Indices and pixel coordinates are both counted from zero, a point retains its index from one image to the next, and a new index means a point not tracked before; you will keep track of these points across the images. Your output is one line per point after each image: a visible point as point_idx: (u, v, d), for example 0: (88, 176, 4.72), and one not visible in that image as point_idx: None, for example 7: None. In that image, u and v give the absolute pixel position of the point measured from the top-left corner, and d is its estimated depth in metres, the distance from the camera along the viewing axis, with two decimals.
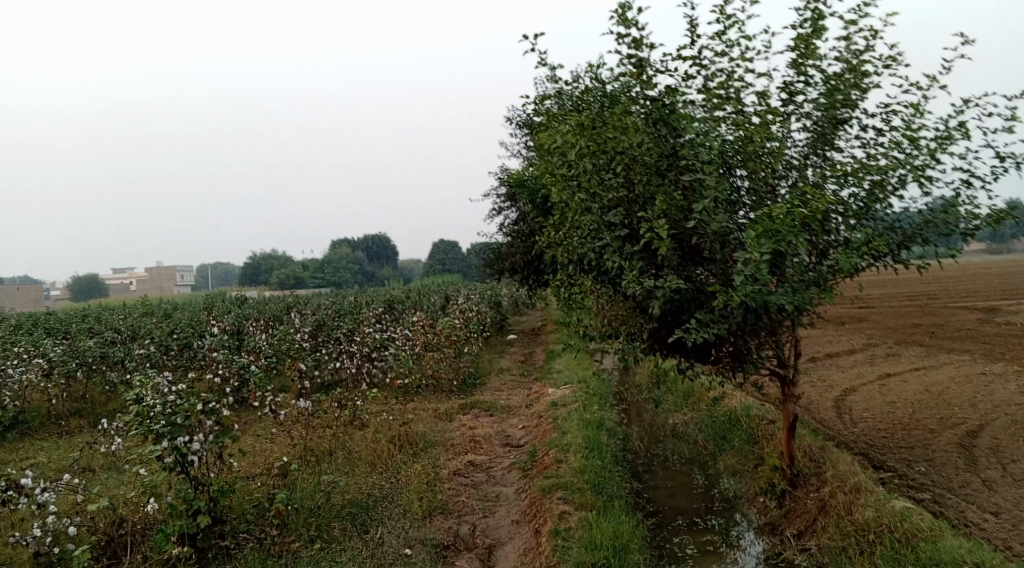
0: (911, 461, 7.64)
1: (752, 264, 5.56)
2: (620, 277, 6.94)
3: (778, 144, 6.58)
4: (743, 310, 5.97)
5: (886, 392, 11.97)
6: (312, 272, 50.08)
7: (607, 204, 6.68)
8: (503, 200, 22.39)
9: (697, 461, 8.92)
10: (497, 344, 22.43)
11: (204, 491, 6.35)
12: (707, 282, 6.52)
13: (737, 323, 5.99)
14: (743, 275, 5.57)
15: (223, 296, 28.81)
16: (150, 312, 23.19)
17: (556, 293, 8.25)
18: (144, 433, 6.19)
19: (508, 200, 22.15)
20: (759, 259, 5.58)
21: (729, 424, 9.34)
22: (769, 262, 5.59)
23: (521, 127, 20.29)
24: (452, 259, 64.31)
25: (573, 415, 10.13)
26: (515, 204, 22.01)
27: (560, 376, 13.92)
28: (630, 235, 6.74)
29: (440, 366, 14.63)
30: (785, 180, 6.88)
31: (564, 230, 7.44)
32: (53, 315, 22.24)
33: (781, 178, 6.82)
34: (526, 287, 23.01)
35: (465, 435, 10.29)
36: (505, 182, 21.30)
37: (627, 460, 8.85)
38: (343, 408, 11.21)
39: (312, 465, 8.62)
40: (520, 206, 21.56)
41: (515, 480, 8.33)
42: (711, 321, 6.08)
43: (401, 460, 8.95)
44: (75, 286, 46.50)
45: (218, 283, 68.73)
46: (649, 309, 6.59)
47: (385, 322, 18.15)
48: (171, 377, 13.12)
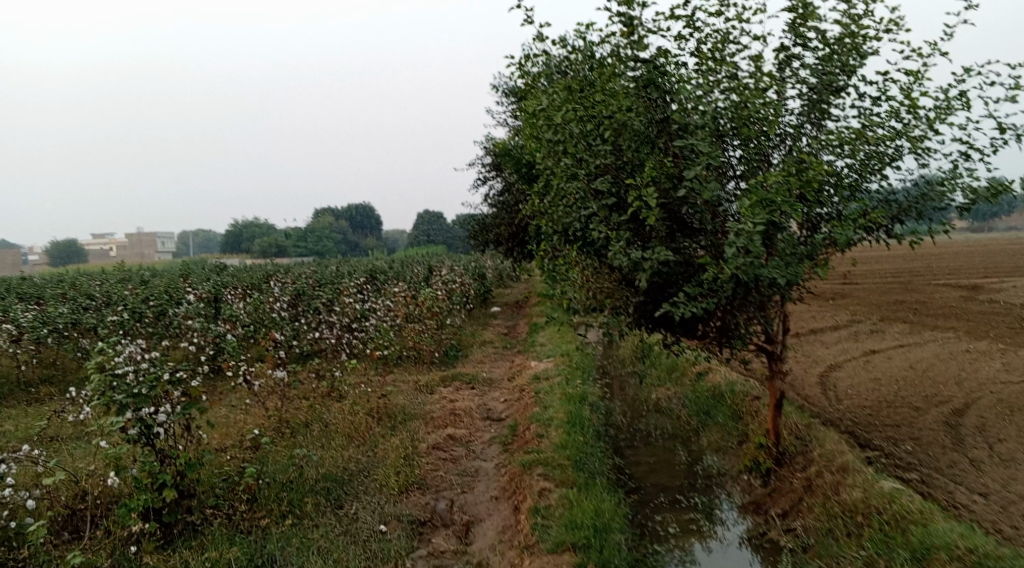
0: (897, 440, 7.53)
1: (745, 236, 5.33)
2: (606, 248, 6.70)
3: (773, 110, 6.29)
4: (734, 283, 5.75)
5: (871, 369, 11.87)
6: (295, 241, 49.54)
7: (594, 171, 6.41)
8: (488, 169, 22.04)
9: (680, 437, 8.78)
10: (481, 315, 22.23)
11: (171, 465, 6.10)
12: (696, 255, 6.30)
13: (727, 297, 5.77)
14: (736, 248, 5.35)
15: (203, 264, 28.37)
16: (127, 278, 22.76)
17: (541, 263, 8.01)
18: (105, 404, 5.91)
19: (493, 169, 21.80)
20: (752, 231, 5.34)
21: (713, 399, 9.20)
22: (763, 234, 5.37)
23: (508, 95, 19.88)
24: (437, 230, 63.83)
25: (556, 389, 9.96)
26: (500, 174, 21.66)
27: (543, 349, 13.74)
28: (617, 205, 6.49)
29: (421, 337, 14.40)
30: (779, 149, 6.61)
31: (549, 198, 7.17)
32: (27, 281, 21.78)
33: (775, 147, 6.56)
34: (511, 258, 22.77)
35: (445, 407, 10.09)
36: (490, 151, 20.92)
37: (609, 435, 8.69)
38: (321, 379, 10.97)
39: (287, 438, 8.39)
40: (505, 176, 21.21)
41: (495, 455, 8.16)
42: (700, 295, 5.86)
43: (378, 433, 8.74)
44: (53, 251, 45.73)
45: (200, 250, 67.92)
46: (635, 282, 6.37)
47: (366, 293, 17.86)
48: (145, 345, 12.81)
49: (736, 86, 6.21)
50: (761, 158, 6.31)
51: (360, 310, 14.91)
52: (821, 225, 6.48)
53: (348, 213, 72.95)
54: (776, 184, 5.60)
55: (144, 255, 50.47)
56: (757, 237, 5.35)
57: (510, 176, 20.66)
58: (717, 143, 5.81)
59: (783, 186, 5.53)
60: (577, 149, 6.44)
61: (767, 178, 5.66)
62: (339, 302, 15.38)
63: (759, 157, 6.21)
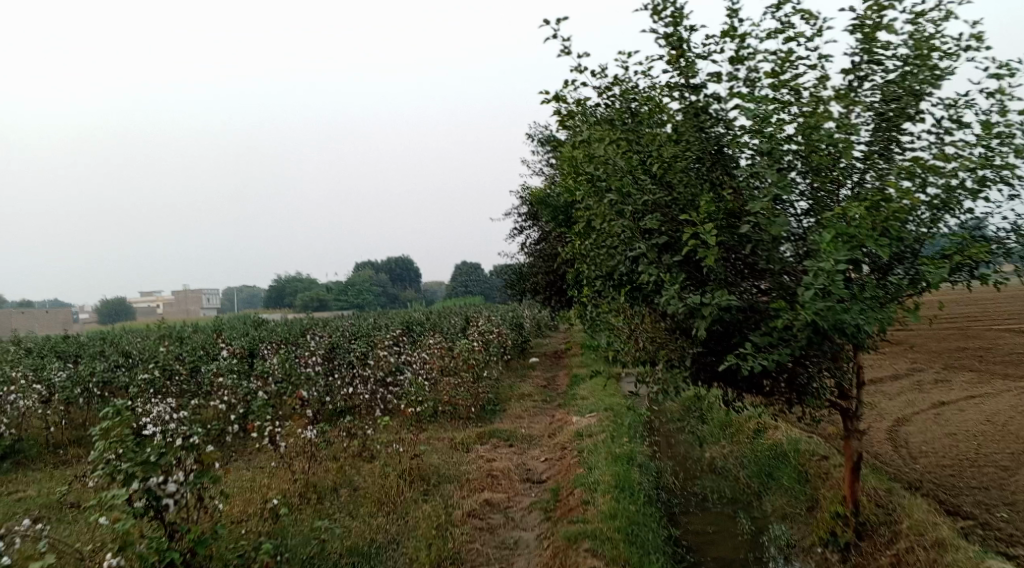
0: (991, 505, 6.67)
1: (823, 277, 4.72)
2: (655, 294, 6.10)
3: (843, 137, 5.69)
4: (809, 331, 5.11)
5: (943, 422, 10.92)
6: (335, 295, 49.79)
7: (640, 208, 5.89)
8: (524, 218, 21.67)
9: (740, 502, 8.00)
10: (519, 367, 21.61)
11: (181, 541, 5.57)
12: (761, 299, 5.69)
13: (803, 346, 5.14)
14: (814, 291, 4.74)
15: (242, 319, 28.40)
16: (165, 335, 22.70)
17: (582, 313, 7.45)
18: (110, 475, 5.42)
19: (529, 218, 21.45)
20: (831, 270, 4.72)
21: (775, 458, 8.42)
22: (844, 274, 4.77)
23: (542, 143, 19.67)
24: (475, 281, 63.72)
25: (601, 447, 9.27)
26: (536, 222, 21.31)
27: (584, 403, 13.06)
28: (668, 244, 5.95)
29: (457, 392, 13.83)
30: (851, 180, 5.97)
31: (590, 241, 6.64)
32: (69, 340, 21.88)
33: (845, 178, 5.93)
34: (548, 307, 22.23)
35: (482, 468, 9.45)
36: (526, 200, 20.64)
37: (661, 500, 7.96)
38: (352, 438, 10.45)
39: (313, 504, 7.83)
40: (541, 224, 20.85)
41: (536, 523, 7.48)
42: (771, 345, 5.23)
43: (410, 498, 8.14)
44: (100, 309, 46.58)
45: (242, 305, 68.72)
46: (692, 330, 5.76)
47: (401, 346, 17.42)
48: (174, 404, 12.45)
49: (800, 111, 5.67)
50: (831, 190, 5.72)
51: (394, 363, 14.44)
52: (899, 263, 5.84)
53: (386, 265, 73.37)
54: (856, 217, 5.02)
55: (189, 310, 51.29)
56: (837, 278, 4.73)
57: (546, 225, 20.26)
58: (785, 171, 5.25)
59: (865, 219, 4.94)
60: (623, 184, 5.93)
61: (845, 209, 5.07)
62: (372, 355, 14.94)
63: (828, 188, 5.62)
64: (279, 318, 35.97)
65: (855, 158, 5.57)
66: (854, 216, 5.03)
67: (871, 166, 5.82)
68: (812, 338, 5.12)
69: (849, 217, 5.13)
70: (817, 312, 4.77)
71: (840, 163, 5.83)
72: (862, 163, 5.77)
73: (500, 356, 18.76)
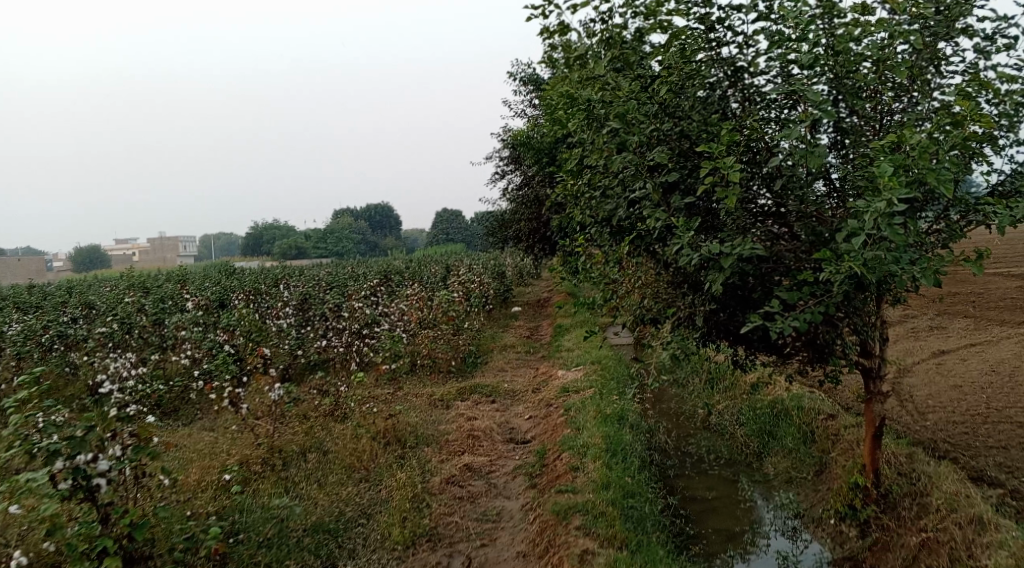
0: (1016, 469, 6.12)
1: (873, 219, 3.98)
2: (660, 241, 5.36)
3: (885, 55, 4.88)
4: (845, 284, 4.39)
5: (946, 373, 10.38)
6: (314, 243, 48.74)
7: (644, 140, 5.18)
8: (506, 163, 20.77)
9: (739, 464, 7.45)
10: (501, 317, 20.97)
11: (115, 526, 4.86)
12: (782, 247, 4.98)
13: (838, 302, 4.45)
14: (861, 237, 4.01)
15: (217, 266, 27.45)
16: (133, 283, 21.76)
17: (570, 261, 6.70)
18: (28, 454, 4.67)
19: (511, 163, 20.54)
20: (877, 212, 3.98)
21: (776, 417, 7.84)
22: (898, 217, 4.04)
23: (525, 82, 18.63)
24: (457, 228, 62.69)
25: (590, 405, 8.65)
26: (519, 166, 20.39)
27: (570, 355, 12.43)
28: (675, 185, 5.24)
29: (437, 344, 13.12)
30: (894, 107, 5.17)
31: (583, 181, 5.84)
32: (33, 290, 20.92)
33: (887, 105, 5.14)
34: (532, 255, 21.48)
35: (461, 427, 8.80)
36: (508, 142, 19.68)
37: (655, 462, 7.37)
38: (324, 395, 9.74)
39: (277, 472, 7.17)
40: (524, 168, 19.94)
41: (521, 491, 6.87)
42: (801, 300, 4.54)
43: (384, 462, 7.49)
44: (74, 258, 45.37)
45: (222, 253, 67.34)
46: (704, 281, 5.03)
47: (379, 296, 16.67)
48: (133, 359, 11.65)
49: (837, 25, 4.85)
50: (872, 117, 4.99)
51: (370, 314, 13.69)
52: (936, 205, 5.14)
53: (366, 212, 71.95)
54: (913, 146, 4.30)
55: (166, 257, 50.21)
56: (891, 221, 4.01)
57: (529, 169, 19.39)
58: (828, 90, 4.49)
59: (922, 148, 4.22)
60: (627, 111, 5.18)
61: (897, 137, 4.35)
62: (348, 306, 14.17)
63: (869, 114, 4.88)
64: (257, 266, 35.05)
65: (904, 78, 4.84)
66: (907, 144, 4.30)
67: (914, 89, 5.07)
68: (849, 291, 4.42)
69: (899, 146, 4.41)
70: (862, 264, 4.05)
71: (881, 85, 5.02)
72: (906, 85, 5.02)
73: (482, 306, 18.08)
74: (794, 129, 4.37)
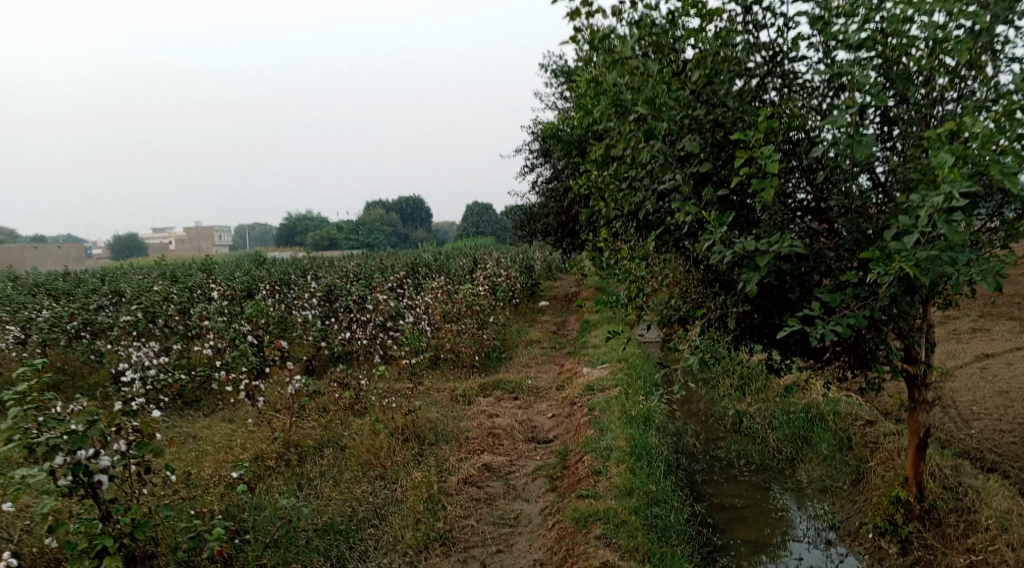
0: None
1: (927, 216, 3.65)
2: (690, 236, 5.06)
3: (943, 35, 4.45)
4: (893, 286, 4.06)
5: (991, 377, 9.86)
6: (345, 234, 48.92)
7: (674, 127, 4.88)
8: (535, 155, 20.43)
9: (770, 470, 7.12)
10: (527, 311, 20.68)
11: (117, 524, 4.71)
12: (822, 244, 4.65)
13: (884, 305, 4.12)
14: (914, 234, 3.67)
15: (249, 256, 27.60)
16: (163, 272, 21.88)
17: (595, 256, 6.41)
18: (29, 449, 4.53)
19: (541, 155, 20.20)
20: (932, 207, 3.64)
21: (810, 422, 7.49)
22: (955, 213, 3.69)
23: (556, 73, 18.26)
24: (487, 221, 62.51)
25: (614, 405, 8.36)
26: (549, 158, 20.05)
27: (597, 352, 12.12)
28: (707, 176, 4.92)
29: (461, 338, 12.90)
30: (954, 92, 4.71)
31: (610, 172, 5.54)
32: (67, 277, 21.15)
33: (948, 91, 4.68)
34: (560, 248, 21.15)
35: (481, 424, 8.57)
36: (538, 134, 19.35)
37: (681, 467, 7.07)
38: (344, 388, 9.58)
39: (292, 468, 7.00)
40: (554, 160, 19.60)
41: (540, 494, 6.62)
42: (843, 301, 4.22)
43: (401, 460, 7.28)
44: (112, 246, 46.13)
45: (254, 243, 67.98)
46: (736, 279, 4.73)
47: (405, 288, 16.50)
48: (156, 348, 11.61)
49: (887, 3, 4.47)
50: (924, 104, 4.60)
51: (393, 306, 13.52)
52: (992, 200, 4.75)
53: (397, 204, 72.11)
54: (972, 135, 3.94)
55: (201, 246, 50.80)
56: (945, 218, 3.66)
57: (559, 162, 19.03)
58: (877, 71, 4.14)
59: (983, 135, 3.85)
60: (657, 94, 4.88)
61: (956, 125, 3.98)
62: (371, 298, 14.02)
63: (922, 99, 4.50)
64: (288, 255, 35.19)
65: (962, 61, 4.44)
66: (966, 131, 3.94)
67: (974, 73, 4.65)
68: (896, 293, 4.09)
69: (957, 135, 4.04)
70: (914, 263, 3.72)
71: (940, 69, 4.59)
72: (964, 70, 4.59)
73: (508, 299, 17.81)
74: (840, 112, 4.03)
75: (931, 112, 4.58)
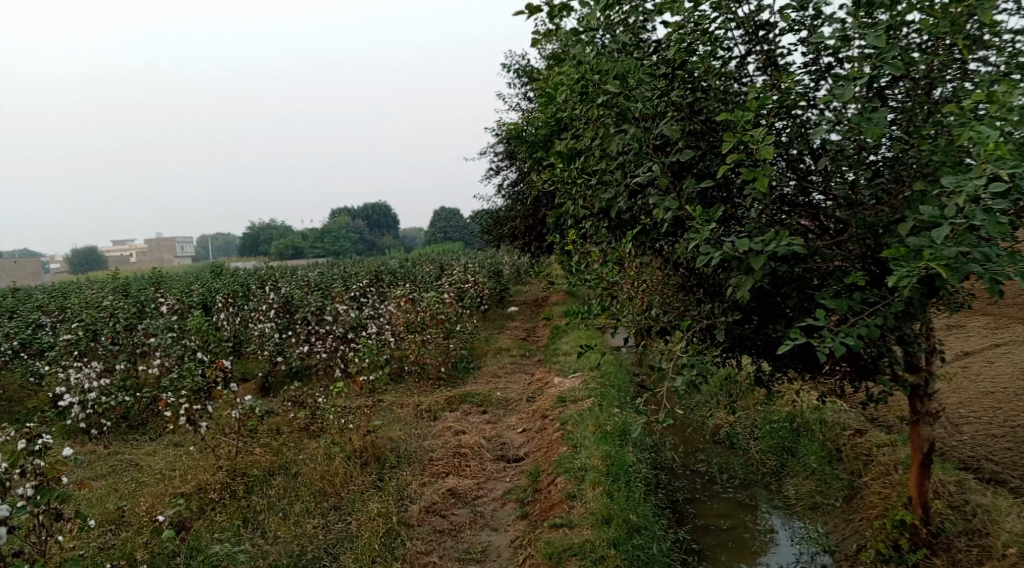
0: None
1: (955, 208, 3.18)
2: (670, 234, 4.59)
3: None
4: (907, 291, 3.61)
5: (974, 377, 9.52)
6: (311, 242, 48.00)
7: (650, 110, 4.40)
8: (501, 157, 19.94)
9: (756, 485, 6.67)
10: (495, 318, 20.14)
11: None
12: (818, 242, 4.19)
13: (895, 311, 3.67)
14: (938, 230, 3.22)
15: (209, 267, 26.65)
16: (116, 287, 20.90)
17: (563, 260, 5.90)
18: None
19: (506, 158, 19.70)
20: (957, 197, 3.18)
21: (796, 431, 7.04)
22: (984, 203, 3.23)
23: (520, 73, 17.79)
24: (455, 226, 61.86)
25: (588, 418, 7.86)
26: (514, 160, 19.54)
27: (568, 360, 11.63)
28: (687, 167, 4.47)
29: (425, 349, 12.31)
30: (966, 66, 4.07)
31: (577, 167, 5.04)
32: (14, 293, 20.13)
33: (959, 65, 4.06)
34: (528, 252, 20.65)
35: (446, 443, 7.98)
36: (503, 136, 18.86)
37: (661, 485, 6.59)
38: (299, 408, 8.94)
39: (238, 501, 6.38)
40: (519, 163, 19.12)
41: (510, 521, 6.09)
42: (849, 307, 3.76)
43: (358, 488, 6.69)
44: (71, 259, 44.67)
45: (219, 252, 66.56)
46: (725, 283, 4.26)
47: (368, 298, 15.86)
48: (99, 369, 10.83)
49: None
50: (933, 77, 3.98)
51: (353, 317, 12.87)
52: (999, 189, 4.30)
53: (364, 211, 71.17)
54: (994, 112, 3.48)
55: (163, 258, 49.47)
56: (970, 212, 3.21)
57: (524, 164, 18.54)
58: (885, 36, 3.69)
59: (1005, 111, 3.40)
60: (629, 71, 4.39)
61: (973, 100, 3.51)
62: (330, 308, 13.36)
63: (939, 73, 3.99)
64: (251, 265, 34.31)
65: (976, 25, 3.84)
66: (985, 108, 3.48)
67: (988, 43, 4.05)
68: (908, 297, 3.64)
69: (975, 111, 3.57)
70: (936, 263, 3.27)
71: (952, 38, 3.96)
72: (979, 38, 3.98)
73: (475, 306, 17.26)
74: (847, 83, 3.56)
75: (947, 88, 4.04)
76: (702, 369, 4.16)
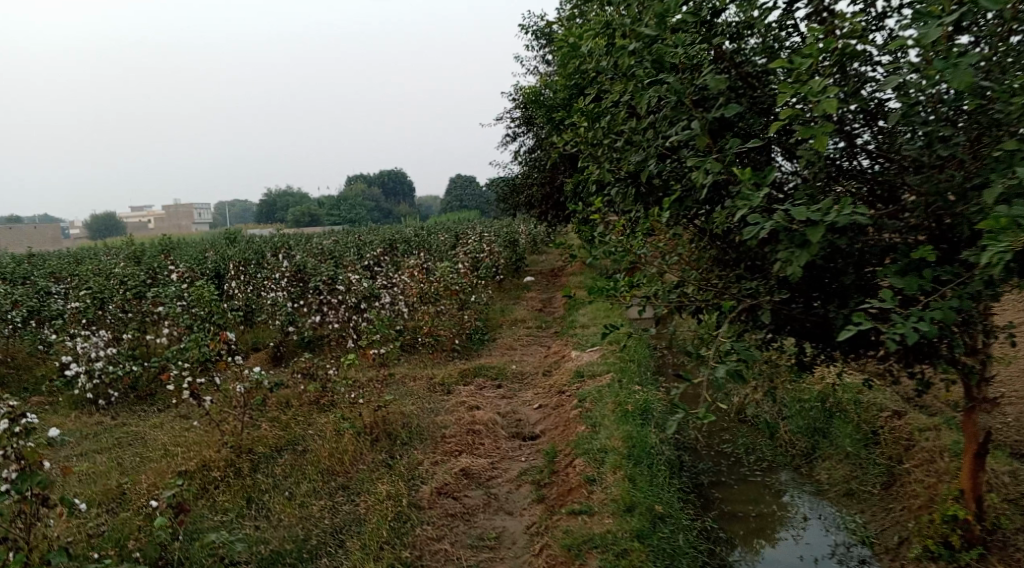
0: None
1: None
2: (707, 201, 4.19)
3: None
4: (983, 268, 3.21)
5: None
6: (326, 210, 47.74)
7: (689, 60, 3.97)
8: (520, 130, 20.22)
9: (785, 468, 6.32)
10: (510, 288, 19.80)
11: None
12: (875, 211, 3.79)
13: (966, 290, 3.30)
14: None
15: (223, 234, 26.36)
16: (127, 253, 20.66)
17: (584, 229, 5.51)
18: None
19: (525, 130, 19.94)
20: None
21: (828, 411, 6.67)
22: None
23: (539, 36, 17.19)
24: (471, 194, 61.34)
25: (607, 395, 7.51)
26: (531, 126, 19.01)
27: (585, 333, 11.29)
28: (729, 126, 4.05)
29: (439, 320, 11.99)
30: None
31: (604, 125, 4.63)
32: (27, 258, 19.98)
33: None
34: (545, 220, 20.20)
35: (460, 419, 7.63)
36: (520, 100, 18.31)
37: (686, 467, 6.26)
38: (308, 380, 8.65)
39: (242, 479, 6.11)
40: (537, 128, 18.59)
41: (525, 506, 5.78)
42: (915, 286, 3.39)
43: (367, 466, 6.41)
44: (88, 225, 44.65)
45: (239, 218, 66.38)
46: (770, 256, 3.88)
47: (381, 267, 15.52)
48: (106, 338, 10.58)
49: None
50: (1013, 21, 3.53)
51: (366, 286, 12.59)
52: None
53: (379, 179, 70.73)
54: None
55: (179, 225, 49.38)
56: None
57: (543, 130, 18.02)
58: None
59: None
60: (667, 16, 3.94)
61: None
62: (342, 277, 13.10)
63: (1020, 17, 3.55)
64: (266, 233, 34.12)
65: None
66: None
67: None
68: (986, 276, 3.28)
69: None
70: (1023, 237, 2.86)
71: None
72: None
73: (490, 276, 16.90)
74: (936, 20, 3.14)
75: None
76: (741, 352, 3.79)
